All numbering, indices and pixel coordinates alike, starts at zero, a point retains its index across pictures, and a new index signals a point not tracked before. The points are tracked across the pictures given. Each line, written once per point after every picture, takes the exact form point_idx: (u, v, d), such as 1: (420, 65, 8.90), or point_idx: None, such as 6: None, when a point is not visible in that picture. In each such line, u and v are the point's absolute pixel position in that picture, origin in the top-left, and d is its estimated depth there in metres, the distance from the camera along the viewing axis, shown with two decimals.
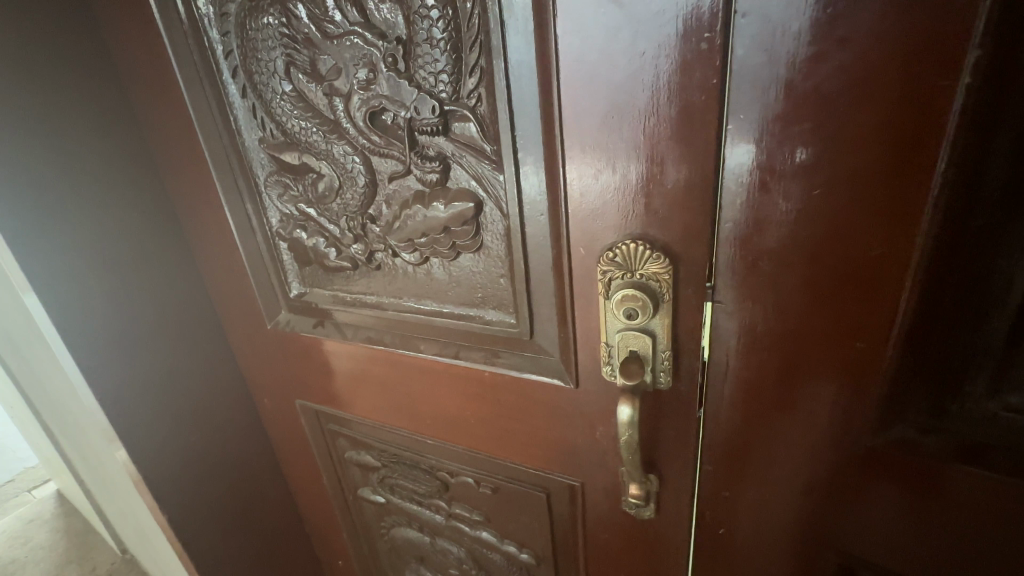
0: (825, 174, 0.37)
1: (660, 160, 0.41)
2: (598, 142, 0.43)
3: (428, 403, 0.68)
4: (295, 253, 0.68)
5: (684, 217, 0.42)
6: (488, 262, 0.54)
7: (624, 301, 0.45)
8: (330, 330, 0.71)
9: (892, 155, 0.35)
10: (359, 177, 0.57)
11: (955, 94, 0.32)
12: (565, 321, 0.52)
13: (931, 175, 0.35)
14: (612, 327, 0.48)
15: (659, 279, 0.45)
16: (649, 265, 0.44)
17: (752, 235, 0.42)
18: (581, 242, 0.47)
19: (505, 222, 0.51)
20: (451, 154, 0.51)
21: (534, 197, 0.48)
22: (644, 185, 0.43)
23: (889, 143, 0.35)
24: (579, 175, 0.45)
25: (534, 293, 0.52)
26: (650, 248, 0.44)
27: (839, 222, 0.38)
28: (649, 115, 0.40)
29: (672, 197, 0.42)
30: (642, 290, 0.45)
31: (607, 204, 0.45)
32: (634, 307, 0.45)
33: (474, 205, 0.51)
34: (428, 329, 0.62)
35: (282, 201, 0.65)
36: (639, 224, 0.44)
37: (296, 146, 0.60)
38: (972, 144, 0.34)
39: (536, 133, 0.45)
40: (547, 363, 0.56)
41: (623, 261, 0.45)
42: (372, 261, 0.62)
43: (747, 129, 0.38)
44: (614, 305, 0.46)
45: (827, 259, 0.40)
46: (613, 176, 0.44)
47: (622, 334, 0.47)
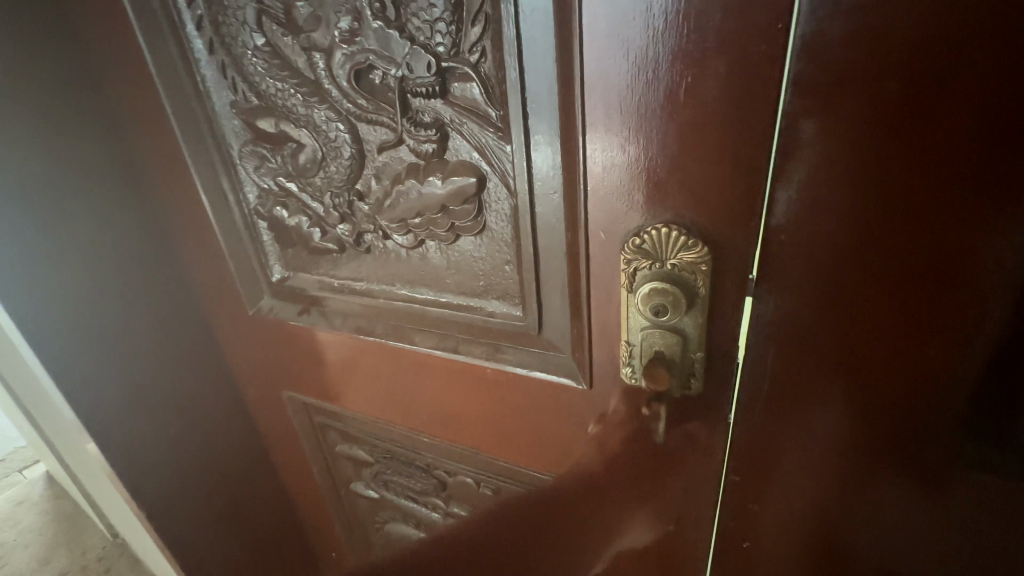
0: (885, 140, 0.31)
1: (700, 128, 0.35)
2: (625, 105, 0.36)
3: (424, 398, 0.62)
4: (276, 233, 0.61)
5: (725, 196, 0.36)
6: (492, 246, 0.47)
7: (652, 296, 0.38)
8: (317, 318, 0.64)
9: (994, 122, 0.29)
10: (342, 150, 0.50)
11: None
12: (578, 314, 0.46)
13: None
14: (635, 324, 0.41)
15: (695, 271, 0.38)
16: (683, 254, 0.38)
17: (805, 219, 0.35)
18: (600, 225, 0.41)
19: (511, 200, 0.44)
20: (449, 120, 0.44)
21: (547, 173, 0.41)
22: (678, 156, 0.36)
23: (985, 108, 0.29)
24: (600, 145, 0.38)
25: (544, 281, 0.46)
26: (684, 235, 0.37)
27: (903, 202, 0.32)
28: (691, 71, 0.33)
29: (713, 171, 0.35)
30: (672, 283, 0.38)
31: (633, 180, 0.38)
32: (664, 303, 0.38)
33: (476, 181, 0.44)
34: (423, 321, 0.56)
35: (258, 175, 0.58)
36: (672, 204, 0.37)
37: (272, 111, 0.52)
38: None
39: (549, 96, 0.38)
40: (556, 360, 0.50)
41: (652, 248, 0.38)
42: (360, 243, 0.56)
43: (809, 86, 0.31)
44: (640, 300, 0.39)
45: (881, 246, 0.34)
46: (641, 148, 0.37)
47: (647, 332, 0.40)
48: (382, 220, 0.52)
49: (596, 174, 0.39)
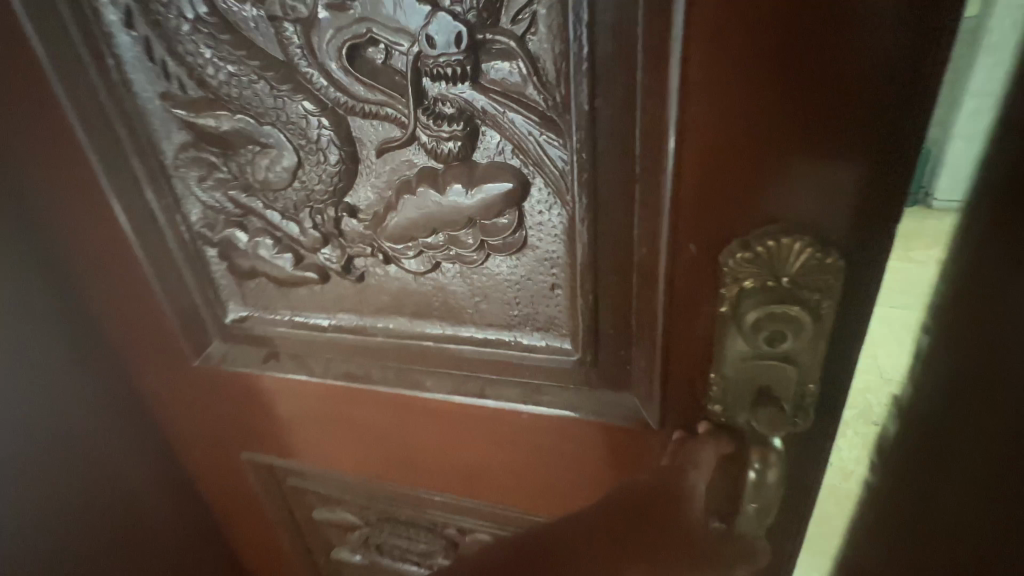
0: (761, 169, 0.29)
1: (841, 116, 0.26)
2: (739, 86, 0.27)
3: (433, 451, 0.52)
4: (230, 262, 0.48)
5: (861, 202, 0.28)
6: (533, 266, 0.38)
7: (766, 322, 0.31)
8: (289, 364, 0.52)
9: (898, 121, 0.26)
10: (327, 154, 0.39)
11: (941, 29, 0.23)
12: (648, 346, 0.38)
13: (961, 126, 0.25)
14: (733, 353, 0.33)
15: (823, 291, 0.30)
16: (806, 270, 0.29)
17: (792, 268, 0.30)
18: (688, 240, 0.32)
19: (563, 209, 0.35)
20: (482, 110, 0.34)
21: (615, 175, 0.33)
22: (804, 152, 0.28)
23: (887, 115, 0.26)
24: (697, 139, 0.29)
25: (603, 306, 0.38)
26: (812, 248, 0.29)
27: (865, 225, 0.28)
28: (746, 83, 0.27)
29: (850, 173, 0.27)
30: (790, 307, 0.30)
31: (736, 183, 0.30)
32: (782, 330, 0.31)
33: (519, 187, 0.35)
34: (437, 361, 0.46)
35: (204, 188, 0.45)
36: (789, 212, 0.29)
37: (223, 104, 0.39)
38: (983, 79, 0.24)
39: (627, 75, 0.30)
40: (614, 398, 0.41)
41: (765, 263, 0.30)
42: (349, 270, 0.44)
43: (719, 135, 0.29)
44: (747, 327, 0.31)
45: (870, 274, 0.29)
46: (752, 143, 0.28)
47: (751, 362, 0.33)
48: (383, 241, 0.41)
49: (686, 176, 0.31)
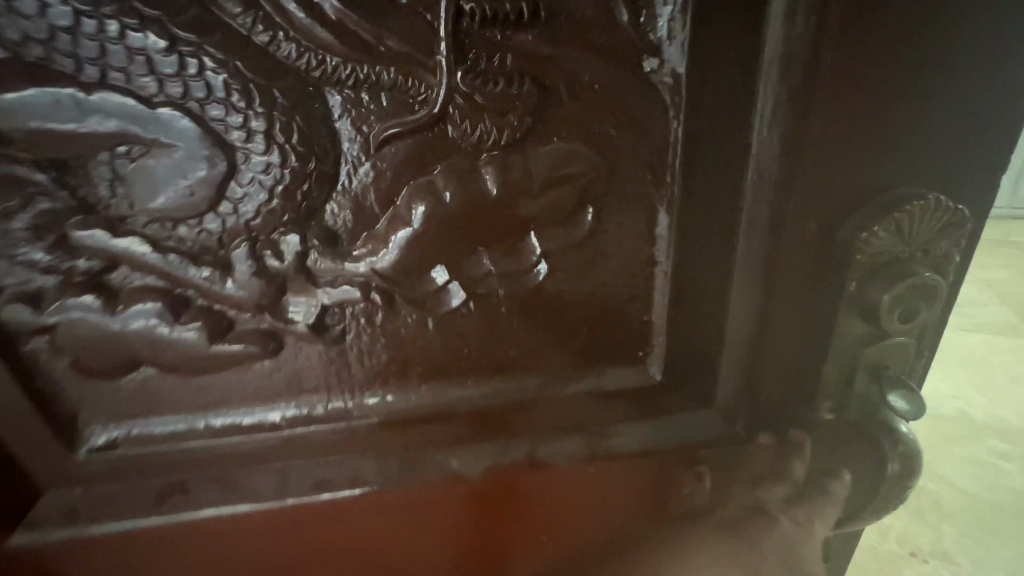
0: (781, 233, 0.28)
1: (983, 57, 0.24)
2: (884, 20, 0.23)
3: (460, 557, 0.36)
4: (83, 356, 0.28)
5: (988, 153, 0.26)
6: (602, 277, 0.30)
7: (907, 297, 0.28)
8: (204, 497, 0.31)
9: (881, 153, 0.26)
10: (283, 154, 0.24)
11: (859, 83, 0.24)
12: (745, 354, 0.31)
13: (945, 119, 0.25)
14: (846, 337, 0.30)
15: (951, 251, 0.27)
16: (939, 233, 0.27)
17: (858, 281, 0.28)
18: (809, 216, 0.27)
19: (649, 200, 0.28)
20: (540, 75, 0.24)
21: (711, 150, 0.27)
22: (921, 112, 0.25)
23: (870, 148, 0.25)
24: (833, 90, 0.24)
25: (695, 313, 0.31)
26: (951, 204, 0.26)
27: (919, 228, 0.27)
28: (737, 165, 0.27)
29: (983, 122, 0.25)
30: (921, 279, 0.27)
31: (869, 143, 0.25)
32: (919, 303, 0.28)
33: (592, 177, 0.26)
34: (462, 431, 0.33)
35: (15, 232, 0.25)
36: (920, 172, 0.26)
37: (62, 76, 0.22)
38: (932, 88, 0.24)
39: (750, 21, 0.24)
40: (698, 426, 0.34)
41: (904, 231, 0.27)
42: (324, 330, 0.29)
43: (735, 197, 0.28)
44: (879, 308, 0.28)
45: (939, 250, 0.27)
46: (882, 98, 0.24)
47: (877, 346, 0.30)
48: (397, 281, 0.28)
49: (817, 137, 0.25)
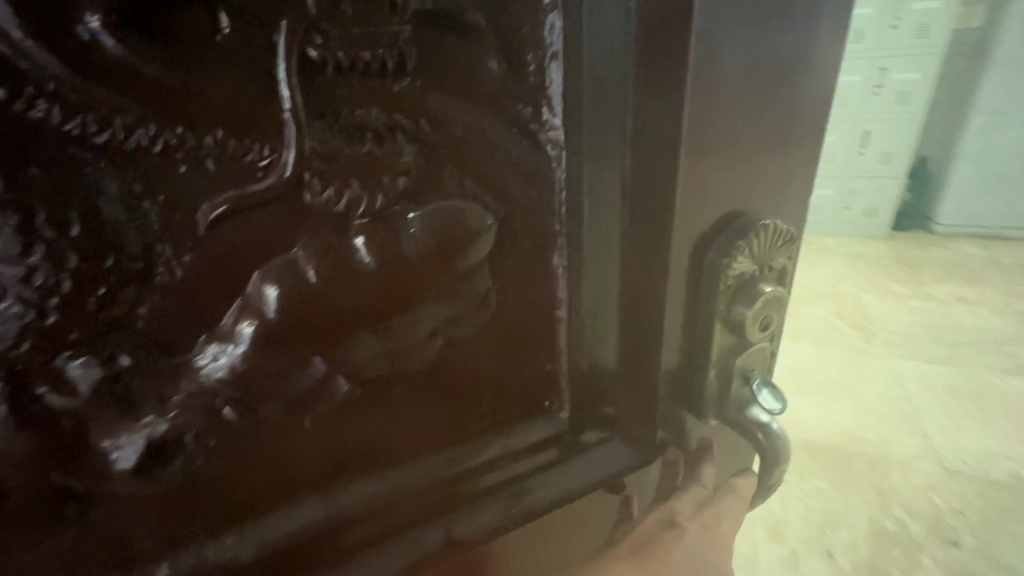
0: (652, 271, 0.28)
1: (802, 94, 0.26)
2: (729, 59, 0.23)
3: None
4: None
5: (808, 180, 0.29)
6: (495, 332, 0.27)
7: (762, 309, 0.29)
8: None
9: (727, 191, 0.27)
10: (57, 254, 0.17)
11: (707, 134, 0.24)
12: (642, 383, 0.31)
13: (772, 159, 0.27)
14: (723, 350, 0.31)
15: (788, 264, 0.30)
16: (783, 250, 0.29)
17: (725, 305, 0.29)
18: (680, 244, 0.27)
19: (542, 246, 0.26)
20: (405, 128, 0.21)
21: (587, 196, 0.26)
22: (754, 155, 0.26)
23: (719, 187, 0.27)
24: (692, 125, 0.24)
25: (596, 351, 0.30)
26: (785, 225, 0.29)
27: (763, 252, 0.29)
28: (617, 209, 0.26)
29: (804, 150, 0.28)
30: (772, 290, 0.30)
31: (721, 174, 0.26)
32: (772, 313, 0.30)
33: (475, 237, 0.23)
34: (355, 548, 0.26)
35: None
36: (762, 198, 0.28)
37: None
38: (760, 135, 0.26)
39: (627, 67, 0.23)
40: (613, 462, 0.32)
41: (759, 251, 0.28)
42: (149, 477, 0.21)
43: (616, 241, 0.27)
44: (744, 322, 0.29)
45: (778, 267, 0.30)
46: (726, 145, 0.25)
47: (745, 355, 0.31)
48: (257, 394, 0.21)
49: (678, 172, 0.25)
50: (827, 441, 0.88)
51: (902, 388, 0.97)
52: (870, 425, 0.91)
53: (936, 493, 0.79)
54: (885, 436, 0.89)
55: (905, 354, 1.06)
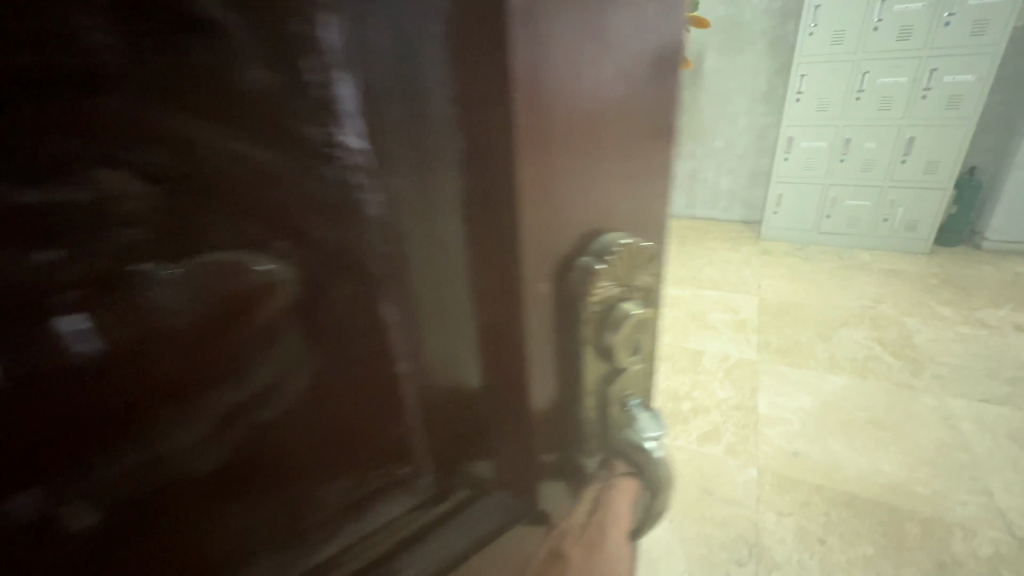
0: (511, 311, 0.24)
1: (639, 102, 0.23)
2: (557, 60, 0.19)
3: None
4: None
5: (659, 191, 0.27)
6: (319, 422, 0.20)
7: (630, 333, 0.26)
8: None
9: (581, 215, 0.23)
10: None
11: (547, 150, 0.21)
12: (518, 431, 0.27)
13: (619, 174, 0.24)
14: (598, 377, 0.27)
15: (654, 281, 0.27)
16: (645, 270, 0.26)
17: (595, 335, 0.26)
18: (538, 274, 0.23)
19: (369, 300, 0.20)
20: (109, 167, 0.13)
21: (412, 232, 0.21)
22: (601, 169, 0.23)
23: (571, 211, 0.23)
24: (528, 137, 0.20)
25: (457, 398, 0.25)
26: (644, 243, 0.26)
27: (629, 276, 0.25)
28: (449, 241, 0.22)
29: (650, 162, 0.25)
30: (641, 314, 0.26)
31: (571, 191, 0.22)
32: (640, 334, 0.27)
33: (257, 306, 0.17)
34: None
35: None
36: (618, 213, 0.25)
37: None
38: (603, 148, 0.23)
39: (439, 88, 0.19)
40: (490, 515, 0.28)
41: (623, 270, 0.25)
42: None
43: (454, 276, 0.23)
44: (617, 350, 0.26)
45: (643, 290, 0.27)
46: (571, 158, 0.22)
47: (620, 382, 0.27)
48: None
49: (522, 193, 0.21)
50: (888, 514, 0.99)
51: (943, 468, 1.09)
52: (925, 484, 1.05)
53: (1003, 566, 0.89)
54: (941, 495, 1.03)
55: (934, 432, 1.18)
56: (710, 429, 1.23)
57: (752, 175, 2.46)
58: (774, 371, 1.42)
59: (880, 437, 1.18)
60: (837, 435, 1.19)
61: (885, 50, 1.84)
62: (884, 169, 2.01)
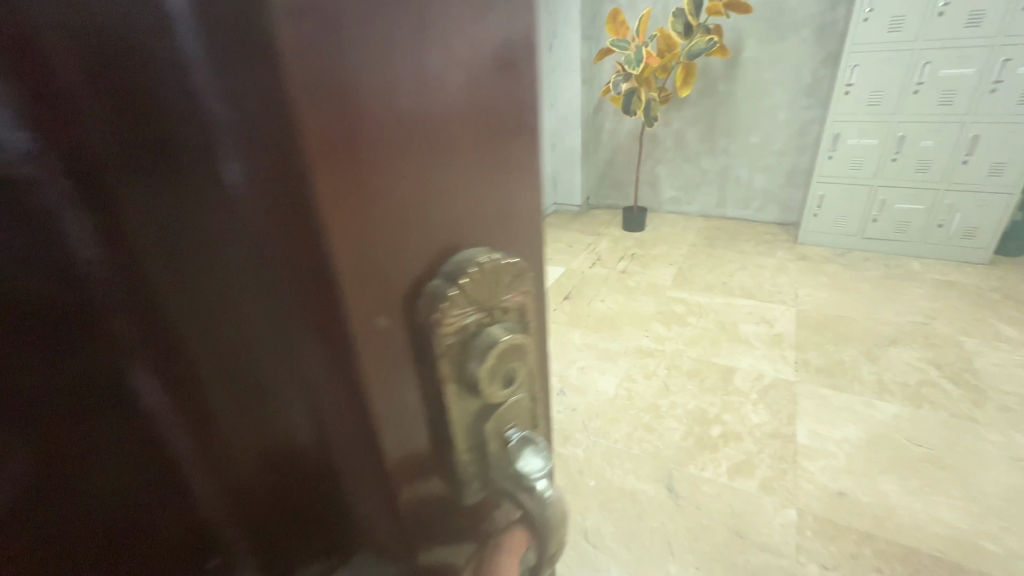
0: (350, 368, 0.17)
1: (483, 90, 0.19)
2: (351, 28, 0.14)
3: None
4: None
5: (522, 193, 0.23)
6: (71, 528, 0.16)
7: (497, 363, 0.21)
8: None
9: (423, 229, 0.18)
10: None
11: (362, 143, 0.15)
12: (386, 519, 0.20)
13: (467, 175, 0.20)
14: (467, 418, 0.22)
15: (522, 298, 0.23)
16: (508, 287, 0.22)
17: (457, 372, 0.21)
18: (369, 312, 0.17)
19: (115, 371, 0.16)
20: None
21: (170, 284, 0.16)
22: (441, 169, 0.18)
23: (407, 223, 0.17)
24: (324, 132, 0.14)
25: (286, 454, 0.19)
26: (506, 256, 0.22)
27: (484, 295, 0.21)
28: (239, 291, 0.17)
29: (506, 157, 0.21)
30: (508, 335, 0.22)
31: (404, 203, 0.17)
32: (512, 362, 0.22)
33: None
34: None
35: None
36: (471, 222, 0.20)
37: None
38: (440, 144, 0.18)
39: (181, 80, 0.13)
40: None
41: (477, 287, 0.20)
42: None
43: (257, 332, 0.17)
44: (482, 383, 0.21)
45: (509, 310, 0.23)
46: (399, 156, 0.17)
47: (496, 416, 0.23)
48: None
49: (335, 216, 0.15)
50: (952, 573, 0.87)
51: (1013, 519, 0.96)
52: (993, 538, 0.93)
53: None
54: (1011, 552, 0.91)
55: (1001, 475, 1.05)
56: (743, 460, 1.11)
57: (789, 174, 2.29)
58: (815, 394, 1.29)
59: (937, 478, 1.05)
60: (887, 474, 1.06)
61: (951, 39, 1.66)
62: (942, 171, 1.83)
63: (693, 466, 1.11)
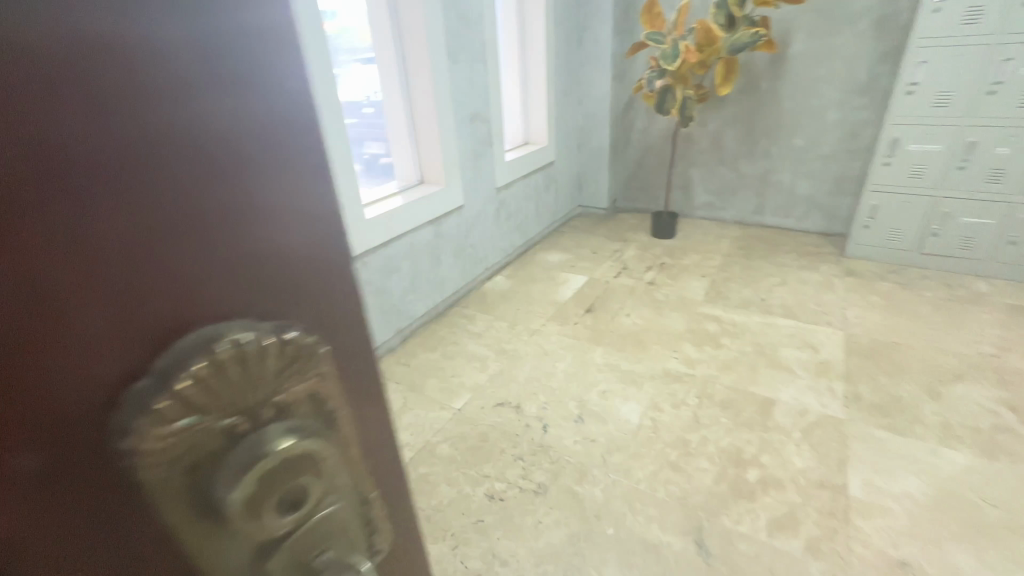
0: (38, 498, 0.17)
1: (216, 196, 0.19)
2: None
3: None
4: None
5: (302, 281, 0.23)
6: None
7: (272, 473, 0.21)
8: None
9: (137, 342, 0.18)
10: None
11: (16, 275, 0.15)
12: None
13: (206, 276, 0.19)
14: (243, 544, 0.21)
15: (306, 391, 0.23)
16: (283, 383, 0.22)
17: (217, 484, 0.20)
18: (52, 444, 0.16)
19: None
20: None
21: None
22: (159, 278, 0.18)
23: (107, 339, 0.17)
24: None
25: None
26: (274, 351, 0.21)
27: (242, 398, 0.20)
28: None
29: (267, 251, 0.21)
30: (286, 446, 0.21)
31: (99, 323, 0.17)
32: (297, 470, 0.22)
33: None
34: None
35: None
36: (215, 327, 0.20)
37: None
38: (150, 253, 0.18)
39: None
40: None
41: (233, 394, 0.20)
42: None
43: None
44: (252, 503, 0.20)
45: (289, 407, 0.22)
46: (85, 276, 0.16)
47: (293, 536, 0.22)
48: None
49: None
50: None
51: None
52: None
53: None
54: None
55: None
56: (786, 514, 0.97)
57: (837, 180, 2.10)
58: (868, 437, 1.14)
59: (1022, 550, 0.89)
60: (959, 541, 0.91)
61: None
62: (1019, 181, 1.62)
63: (726, 517, 0.98)
